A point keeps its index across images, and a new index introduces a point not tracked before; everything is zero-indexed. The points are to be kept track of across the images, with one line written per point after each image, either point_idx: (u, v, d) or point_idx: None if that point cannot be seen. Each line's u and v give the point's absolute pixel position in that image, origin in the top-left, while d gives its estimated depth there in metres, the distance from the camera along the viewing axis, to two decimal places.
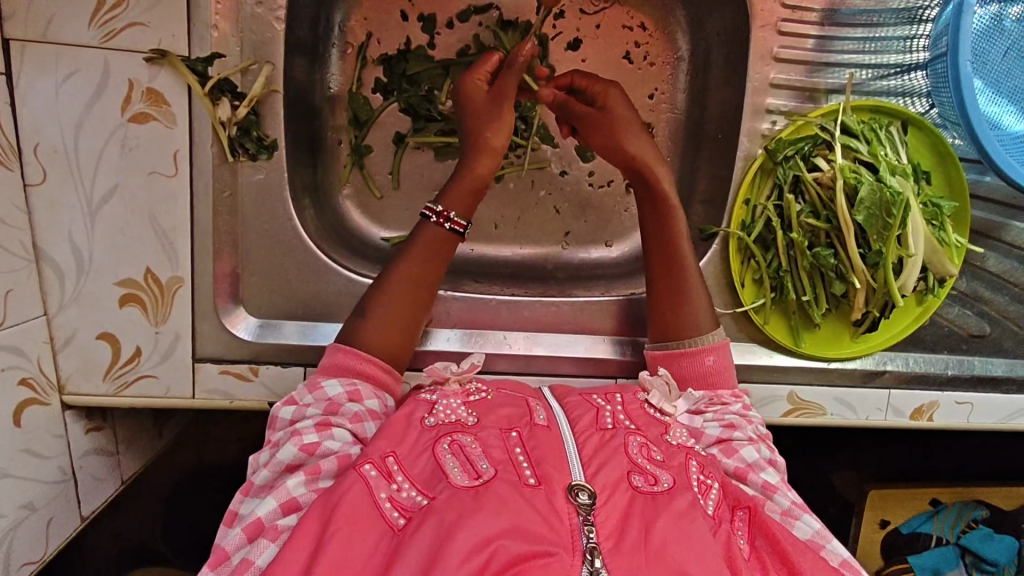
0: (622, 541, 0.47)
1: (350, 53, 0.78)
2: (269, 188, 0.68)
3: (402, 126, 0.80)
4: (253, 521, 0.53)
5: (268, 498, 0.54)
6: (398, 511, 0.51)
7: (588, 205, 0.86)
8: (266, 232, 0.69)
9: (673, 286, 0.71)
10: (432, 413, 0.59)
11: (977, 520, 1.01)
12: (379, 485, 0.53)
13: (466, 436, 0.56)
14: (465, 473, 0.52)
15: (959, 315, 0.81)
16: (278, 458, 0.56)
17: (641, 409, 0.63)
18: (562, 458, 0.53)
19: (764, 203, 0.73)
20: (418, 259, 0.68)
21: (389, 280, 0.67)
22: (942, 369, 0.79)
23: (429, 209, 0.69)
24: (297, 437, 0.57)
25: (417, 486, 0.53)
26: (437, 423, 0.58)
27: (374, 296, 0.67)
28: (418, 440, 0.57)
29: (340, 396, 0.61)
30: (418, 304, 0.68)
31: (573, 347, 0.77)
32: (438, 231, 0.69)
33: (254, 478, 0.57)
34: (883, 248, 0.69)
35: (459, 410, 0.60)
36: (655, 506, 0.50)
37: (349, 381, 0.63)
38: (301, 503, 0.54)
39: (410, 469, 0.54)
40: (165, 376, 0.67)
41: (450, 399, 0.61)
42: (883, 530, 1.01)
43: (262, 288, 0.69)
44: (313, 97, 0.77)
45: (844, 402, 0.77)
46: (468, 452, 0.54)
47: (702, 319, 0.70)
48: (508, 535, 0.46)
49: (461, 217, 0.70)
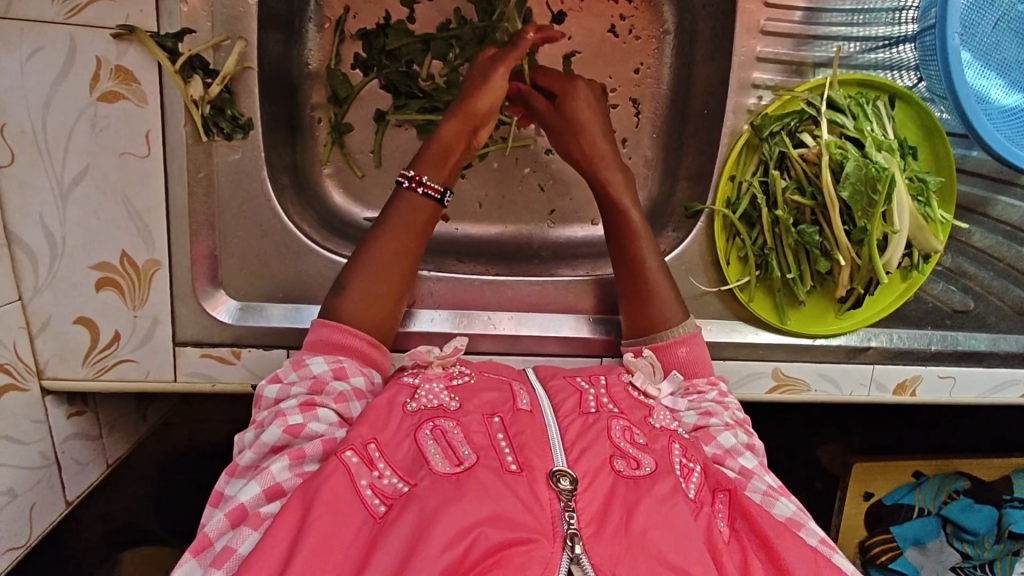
0: (603, 528, 0.48)
1: (328, 28, 0.77)
2: (246, 168, 0.66)
3: (383, 103, 0.80)
4: (237, 505, 0.52)
5: (253, 482, 0.53)
6: (379, 498, 0.51)
7: (573, 184, 0.87)
8: (244, 213, 0.67)
9: (638, 287, 0.71)
10: (414, 398, 0.59)
11: (959, 491, 1.06)
12: (360, 472, 0.53)
13: (449, 421, 0.56)
14: (447, 459, 0.52)
15: (944, 291, 0.81)
16: (262, 439, 0.56)
17: (625, 391, 0.63)
18: (545, 444, 0.54)
19: (749, 179, 0.72)
20: (407, 228, 0.68)
21: (374, 251, 0.67)
22: (926, 345, 0.80)
23: (402, 175, 0.70)
24: (282, 419, 0.57)
25: (399, 472, 0.53)
26: (419, 409, 0.58)
27: (357, 271, 0.67)
28: (400, 425, 0.57)
29: (326, 374, 0.61)
30: (403, 282, 0.68)
31: (559, 328, 0.77)
32: (413, 197, 0.69)
33: (238, 459, 0.57)
34: (868, 225, 0.67)
35: (442, 395, 0.60)
36: (636, 491, 0.51)
37: (334, 359, 0.63)
38: (285, 486, 0.53)
39: (393, 455, 0.54)
40: (145, 360, 0.66)
41: (433, 383, 0.61)
42: (866, 502, 1.07)
43: (241, 269, 0.68)
44: (292, 73, 0.76)
45: (827, 377, 0.79)
46: (450, 437, 0.54)
47: (671, 311, 0.71)
48: (489, 523, 0.47)
49: (437, 182, 0.70)
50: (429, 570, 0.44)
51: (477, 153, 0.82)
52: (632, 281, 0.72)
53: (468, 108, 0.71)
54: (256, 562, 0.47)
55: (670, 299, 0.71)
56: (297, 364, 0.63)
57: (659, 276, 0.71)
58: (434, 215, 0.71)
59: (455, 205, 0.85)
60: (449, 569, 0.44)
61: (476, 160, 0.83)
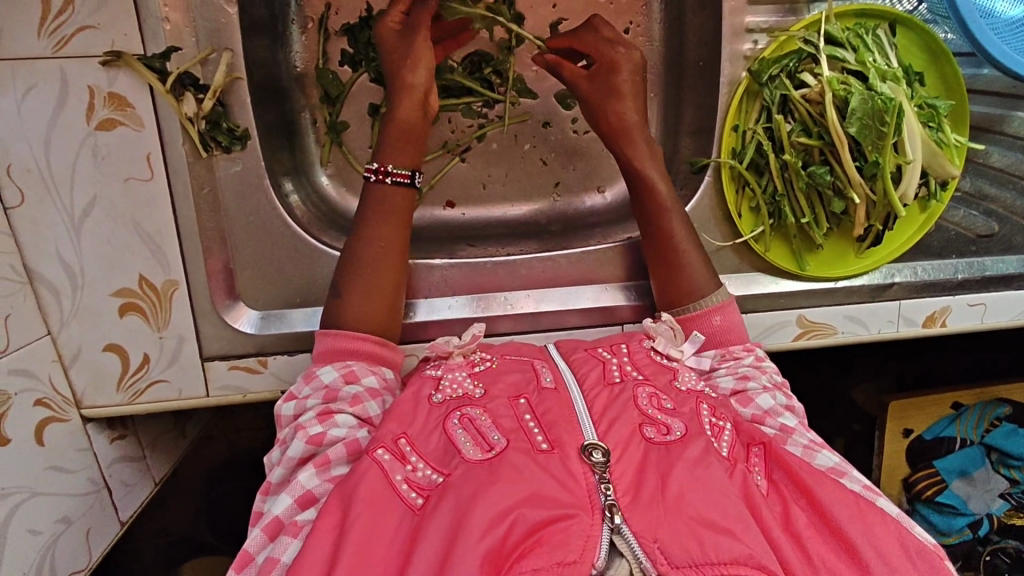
0: (639, 496, 0.48)
1: (311, 27, 0.77)
2: (247, 179, 0.67)
3: (375, 97, 0.80)
4: (272, 519, 0.54)
5: (285, 494, 0.55)
6: (416, 491, 0.52)
7: (574, 154, 0.86)
8: (251, 224, 0.67)
9: (668, 256, 0.71)
10: (439, 390, 0.60)
11: (1000, 418, 1.06)
12: (394, 468, 0.53)
13: (475, 408, 0.57)
14: (478, 446, 0.53)
15: (966, 217, 0.80)
16: (288, 454, 0.57)
17: (648, 357, 0.63)
18: (573, 421, 0.54)
19: (753, 127, 0.71)
20: (386, 219, 0.68)
21: (358, 251, 0.67)
22: (952, 274, 0.79)
23: (368, 170, 0.69)
24: (302, 430, 0.58)
25: (432, 464, 0.54)
26: (445, 399, 0.59)
27: (347, 275, 0.67)
28: (428, 418, 0.57)
29: (338, 382, 0.62)
30: (395, 276, 0.68)
31: (577, 299, 0.77)
32: (384, 187, 0.69)
33: (270, 477, 0.58)
34: (880, 158, 0.65)
35: (466, 382, 0.61)
36: (669, 456, 0.51)
37: (342, 365, 0.63)
38: (315, 493, 0.54)
39: (424, 447, 0.55)
40: (176, 379, 0.67)
41: (455, 372, 0.62)
42: (907, 439, 1.06)
43: (257, 280, 0.68)
44: (281, 78, 0.75)
45: (853, 319, 0.78)
46: (478, 424, 0.55)
47: (702, 281, 0.70)
48: (526, 504, 0.47)
49: (404, 168, 0.70)
50: (472, 553, 0.44)
51: (473, 134, 0.83)
52: (662, 250, 0.71)
53: (404, 84, 0.69)
54: (300, 567, 0.48)
55: (698, 267, 0.71)
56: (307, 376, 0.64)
57: (688, 247, 0.71)
58: (412, 202, 0.70)
59: (458, 190, 0.85)
60: (494, 549, 0.45)
61: (474, 143, 0.84)
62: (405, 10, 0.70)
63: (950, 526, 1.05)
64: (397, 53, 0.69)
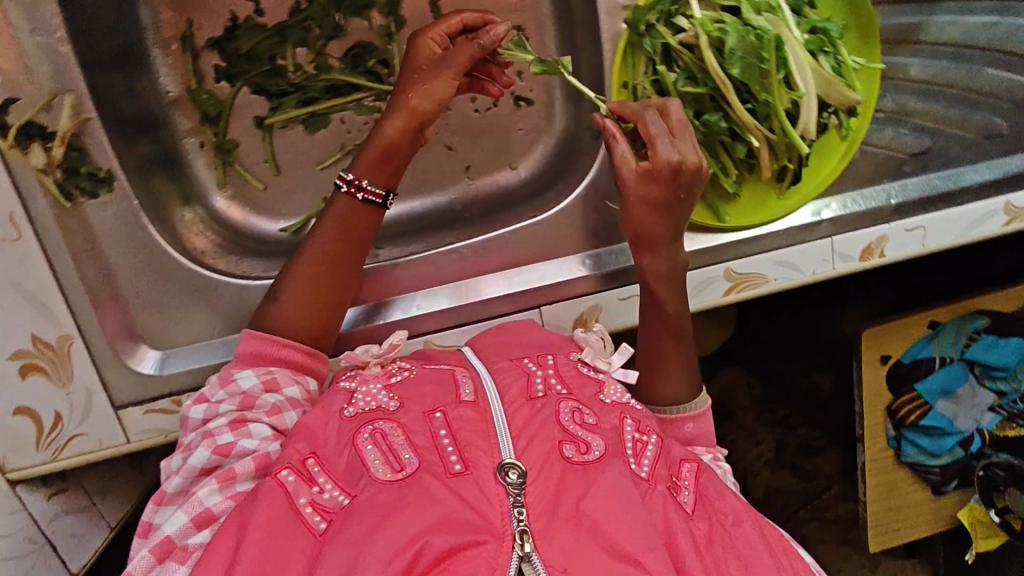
0: (552, 521, 0.48)
1: (174, 48, 0.73)
2: (124, 220, 0.66)
3: (261, 108, 0.76)
4: (164, 538, 0.52)
5: (182, 512, 0.53)
6: (320, 514, 0.51)
7: (478, 133, 0.81)
8: (138, 265, 0.66)
9: (654, 352, 0.68)
10: (351, 402, 0.58)
11: (979, 331, 1.03)
12: (299, 490, 0.52)
13: (389, 423, 0.55)
14: (388, 465, 0.52)
15: (895, 137, 0.74)
16: (190, 463, 0.56)
17: (574, 370, 0.63)
18: (490, 440, 0.53)
19: (640, 81, 0.65)
20: (342, 232, 0.66)
21: (306, 258, 0.66)
22: (884, 201, 0.74)
23: (341, 178, 0.67)
24: (210, 440, 0.57)
25: (340, 484, 0.53)
26: (357, 412, 0.57)
27: (287, 279, 0.66)
28: (340, 433, 0.56)
29: (258, 387, 0.61)
30: (334, 287, 0.66)
31: (501, 286, 0.73)
32: (350, 201, 0.66)
33: (166, 485, 0.57)
34: (769, 97, 0.61)
35: (380, 395, 0.59)
36: (586, 479, 0.51)
37: (264, 370, 0.62)
38: (214, 512, 0.54)
39: (333, 467, 0.54)
40: (94, 431, 0.67)
41: (370, 385, 0.60)
42: (886, 366, 1.03)
43: (157, 320, 0.67)
44: (149, 107, 0.72)
45: (785, 264, 0.74)
46: (390, 440, 0.54)
47: (680, 386, 0.68)
48: (434, 530, 0.47)
49: (377, 185, 0.67)
50: None
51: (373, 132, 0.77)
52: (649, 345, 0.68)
53: (404, 103, 0.65)
54: None
55: (660, 262, 0.65)
56: (226, 376, 0.62)
57: (674, 346, 0.68)
58: (377, 221, 0.68)
59: None
60: None
61: None
62: (448, 32, 0.66)
63: (941, 447, 1.04)
64: (410, 73, 0.66)
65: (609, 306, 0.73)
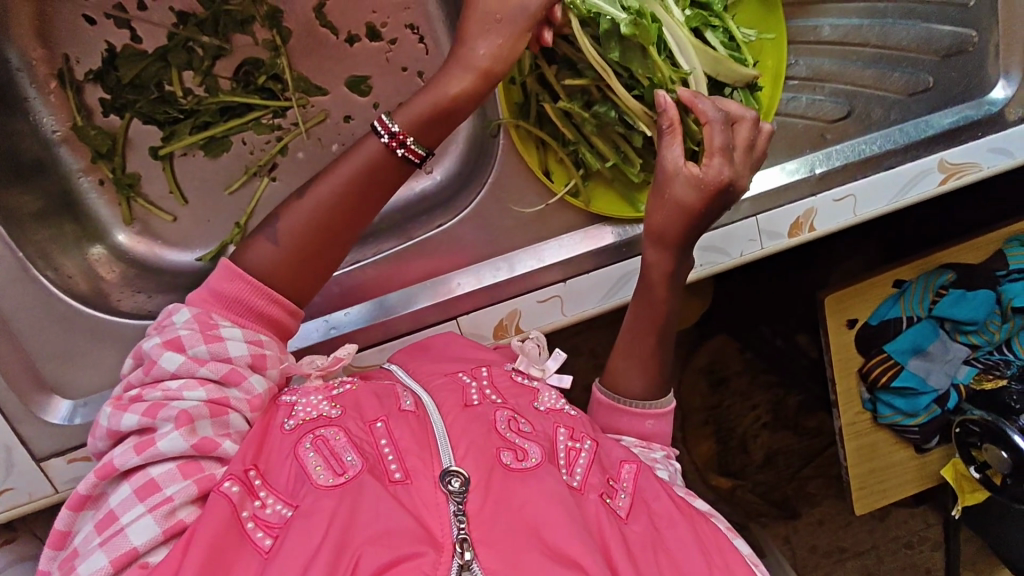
0: (492, 529, 0.46)
1: (54, 86, 0.72)
2: (9, 274, 0.65)
3: (155, 138, 0.74)
4: (126, 549, 0.46)
5: (149, 517, 0.47)
6: (264, 529, 0.47)
7: None
8: (37, 314, 0.66)
9: (641, 341, 0.65)
10: (291, 415, 0.55)
11: (945, 285, 0.98)
12: (243, 503, 0.48)
13: (332, 429, 0.53)
14: (330, 470, 0.49)
15: (811, 104, 0.73)
16: (161, 449, 0.49)
17: (509, 380, 0.61)
18: (430, 448, 0.51)
19: (525, 77, 0.64)
20: (361, 187, 0.59)
21: (315, 202, 0.59)
22: (807, 173, 0.71)
23: (384, 124, 0.58)
24: (189, 427, 0.50)
25: (282, 497, 0.49)
26: (298, 424, 0.54)
27: (290, 221, 0.59)
28: (280, 444, 0.52)
29: (243, 359, 0.55)
30: (326, 248, 0.60)
31: (420, 298, 0.69)
32: (385, 152, 0.58)
33: (116, 463, 0.49)
34: (653, 81, 0.57)
35: (321, 405, 0.56)
36: (524, 484, 0.50)
37: (253, 336, 0.56)
38: (187, 523, 0.47)
39: (274, 479, 0.50)
40: (20, 484, 0.66)
41: (311, 397, 0.57)
42: (852, 329, 0.99)
43: (65, 367, 0.66)
44: (34, 149, 0.71)
45: (710, 249, 0.71)
46: (332, 445, 0.51)
47: (651, 384, 0.66)
48: (374, 543, 0.44)
49: (421, 144, 0.58)
50: None
51: (274, 150, 0.75)
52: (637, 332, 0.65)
53: (467, 59, 0.57)
54: None
55: (688, 219, 0.58)
56: (204, 326, 0.55)
57: (658, 341, 0.65)
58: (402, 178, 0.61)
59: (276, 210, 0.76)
60: None
61: (279, 158, 0.76)
62: None
63: (915, 407, 1.00)
64: (476, 15, 0.56)
65: (529, 310, 0.69)
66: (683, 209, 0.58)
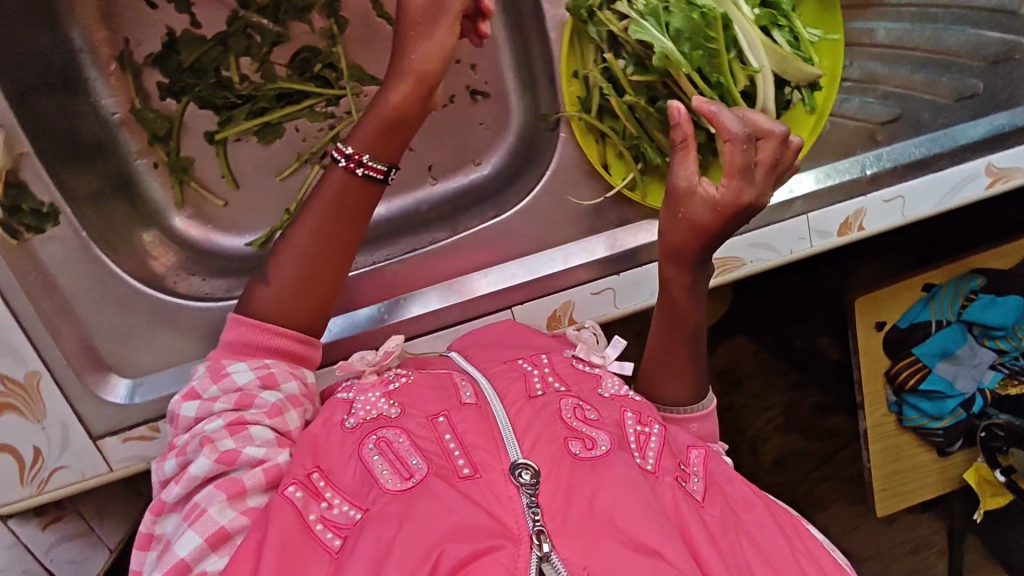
0: (566, 520, 0.46)
1: (115, 68, 0.72)
2: (75, 252, 0.66)
3: (210, 123, 0.75)
4: (177, 562, 0.47)
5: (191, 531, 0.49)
6: (333, 531, 0.48)
7: (435, 131, 0.78)
8: (97, 294, 0.66)
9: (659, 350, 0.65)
10: (351, 414, 0.56)
11: (976, 291, 0.99)
12: (308, 506, 0.50)
13: (393, 430, 0.53)
14: (397, 474, 0.50)
15: (861, 107, 0.73)
16: (191, 473, 0.51)
17: (569, 366, 0.62)
18: (497, 443, 0.51)
19: (590, 71, 0.64)
20: (338, 213, 0.61)
21: (298, 239, 0.62)
22: (859, 173, 0.72)
23: (339, 151, 0.62)
24: (211, 448, 0.52)
25: (348, 499, 0.50)
26: (358, 423, 0.55)
27: (279, 262, 0.61)
28: (343, 445, 0.53)
29: (253, 384, 0.57)
30: (328, 281, 0.62)
31: (471, 285, 0.70)
32: (350, 175, 0.61)
33: (164, 497, 0.52)
34: (720, 79, 0.58)
35: (380, 403, 0.56)
36: (595, 475, 0.49)
37: (259, 364, 0.58)
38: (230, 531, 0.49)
39: (339, 480, 0.51)
40: (75, 462, 0.67)
41: (369, 393, 0.58)
42: (881, 333, 1.00)
43: (123, 347, 0.67)
44: (95, 130, 0.72)
45: (760, 246, 0.72)
46: (395, 447, 0.51)
47: (679, 389, 0.65)
48: (451, 537, 0.44)
49: (378, 160, 0.62)
50: None
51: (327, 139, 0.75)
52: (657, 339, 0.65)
53: (409, 67, 0.60)
54: None
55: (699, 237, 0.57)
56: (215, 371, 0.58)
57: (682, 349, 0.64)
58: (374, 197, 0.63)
59: None
60: None
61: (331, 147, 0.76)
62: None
63: (942, 410, 1.01)
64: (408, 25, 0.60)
65: (582, 302, 0.71)
66: (696, 228, 0.56)
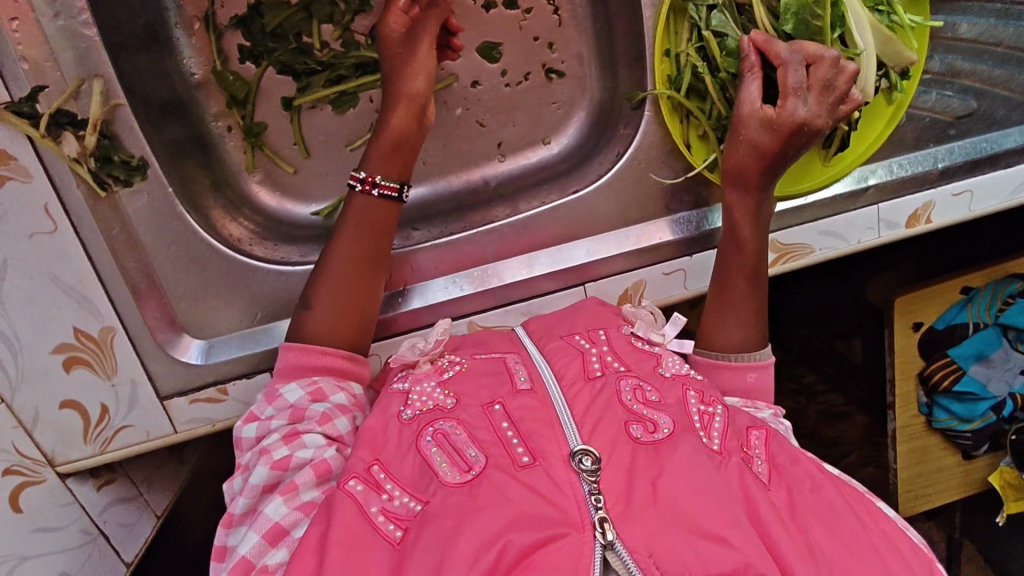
0: (632, 504, 0.44)
1: (198, 27, 0.71)
2: (158, 209, 0.65)
3: (287, 89, 0.74)
4: (239, 560, 0.49)
5: (252, 532, 0.50)
6: (394, 522, 0.48)
7: (509, 108, 0.78)
8: (175, 253, 0.65)
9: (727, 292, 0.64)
10: (408, 405, 0.55)
11: (1014, 294, 0.97)
12: (368, 499, 0.49)
13: (449, 421, 0.52)
14: (455, 467, 0.48)
15: (940, 100, 0.73)
16: (251, 482, 0.53)
17: (628, 344, 0.59)
18: (555, 428, 0.49)
19: (685, 49, 0.65)
20: (369, 231, 0.62)
21: (333, 262, 0.62)
22: (932, 165, 0.73)
23: (355, 178, 0.63)
24: (267, 456, 0.53)
25: (408, 490, 0.49)
26: (415, 414, 0.53)
27: (317, 287, 0.61)
28: (400, 438, 0.52)
29: (303, 400, 0.57)
30: (367, 294, 0.62)
31: (544, 261, 0.70)
32: (368, 199, 0.62)
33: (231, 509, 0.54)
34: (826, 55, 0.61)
35: (435, 394, 0.55)
36: (659, 459, 0.47)
37: (307, 381, 0.58)
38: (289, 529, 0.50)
39: (398, 471, 0.50)
40: (141, 422, 0.66)
41: (424, 384, 0.56)
42: (917, 332, 0.98)
43: (197, 307, 0.66)
44: (177, 90, 0.71)
45: (830, 233, 0.72)
46: (453, 440, 0.50)
47: (742, 334, 0.64)
48: (514, 528, 0.43)
49: (392, 179, 0.63)
50: None
51: None
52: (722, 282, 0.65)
53: (401, 92, 0.63)
54: None
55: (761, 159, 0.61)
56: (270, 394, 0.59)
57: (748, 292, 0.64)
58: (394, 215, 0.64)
59: None
60: None
61: None
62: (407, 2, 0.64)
63: (973, 412, 0.97)
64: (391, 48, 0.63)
65: (653, 282, 0.71)
66: (757, 149, 0.60)
